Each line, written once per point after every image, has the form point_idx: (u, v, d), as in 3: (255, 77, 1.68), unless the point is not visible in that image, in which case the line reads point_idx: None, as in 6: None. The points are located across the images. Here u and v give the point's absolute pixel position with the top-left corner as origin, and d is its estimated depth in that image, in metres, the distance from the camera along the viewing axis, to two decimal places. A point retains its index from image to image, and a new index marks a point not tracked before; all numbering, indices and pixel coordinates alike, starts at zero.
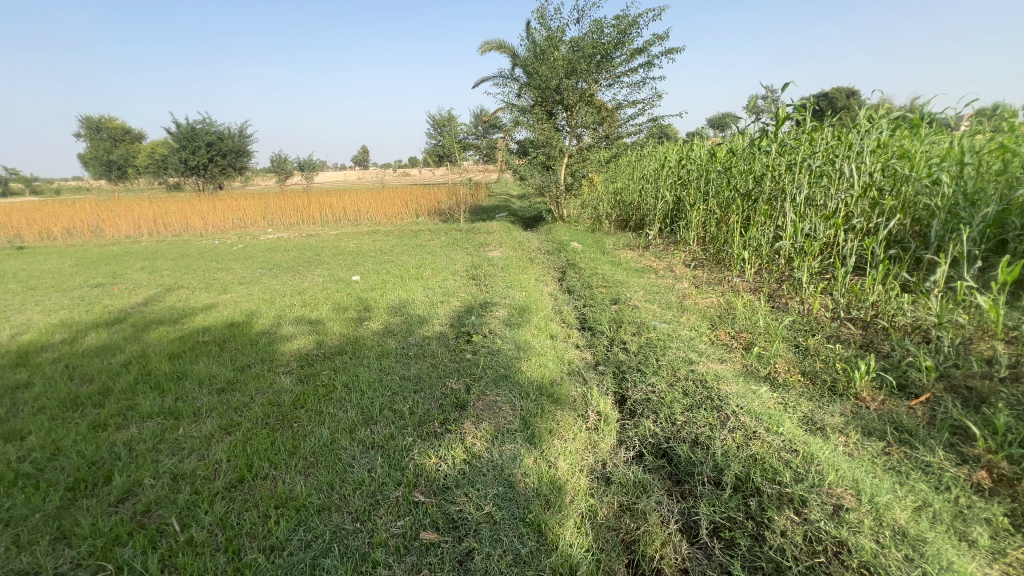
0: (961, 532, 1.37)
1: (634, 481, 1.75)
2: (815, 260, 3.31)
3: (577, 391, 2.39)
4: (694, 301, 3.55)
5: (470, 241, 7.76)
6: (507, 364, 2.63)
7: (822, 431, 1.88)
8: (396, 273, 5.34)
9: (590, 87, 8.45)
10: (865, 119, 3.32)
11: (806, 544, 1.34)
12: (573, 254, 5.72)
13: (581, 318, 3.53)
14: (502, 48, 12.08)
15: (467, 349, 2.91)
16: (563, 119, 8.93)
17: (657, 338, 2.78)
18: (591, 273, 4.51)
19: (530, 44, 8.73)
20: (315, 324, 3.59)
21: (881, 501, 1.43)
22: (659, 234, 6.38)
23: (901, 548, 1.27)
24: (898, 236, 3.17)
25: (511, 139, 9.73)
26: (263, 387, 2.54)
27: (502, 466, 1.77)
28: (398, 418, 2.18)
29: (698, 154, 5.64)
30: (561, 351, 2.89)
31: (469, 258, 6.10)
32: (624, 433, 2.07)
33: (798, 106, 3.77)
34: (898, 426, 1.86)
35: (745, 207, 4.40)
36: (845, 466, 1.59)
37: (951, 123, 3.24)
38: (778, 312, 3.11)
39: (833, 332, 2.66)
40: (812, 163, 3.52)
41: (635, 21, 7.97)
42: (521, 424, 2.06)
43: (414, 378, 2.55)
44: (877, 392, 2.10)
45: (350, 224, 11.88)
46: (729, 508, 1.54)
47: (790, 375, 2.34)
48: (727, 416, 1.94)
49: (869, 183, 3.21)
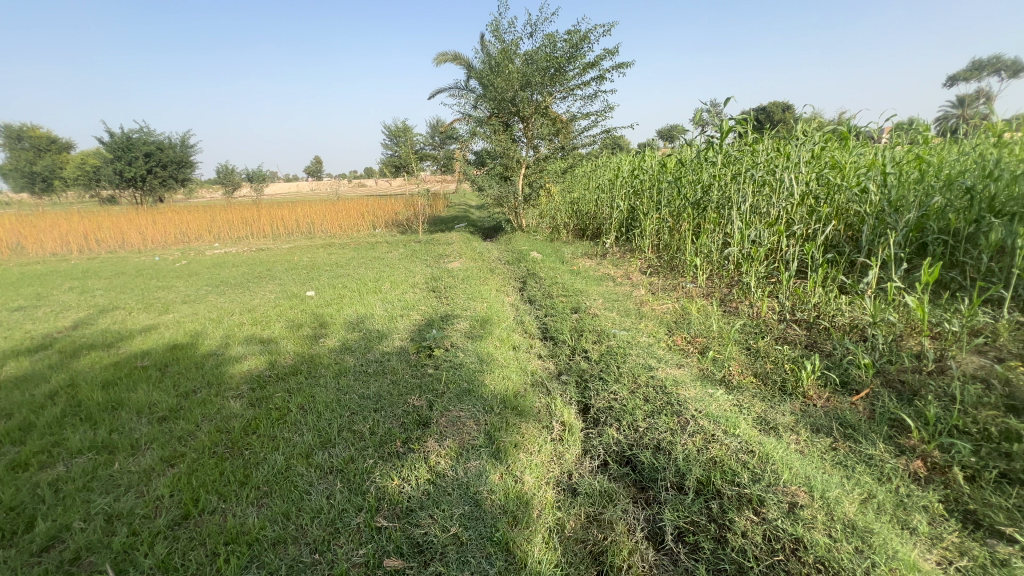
0: (904, 520, 1.46)
1: (599, 491, 1.76)
2: (761, 265, 3.49)
3: (541, 402, 2.39)
4: (651, 307, 3.66)
5: (429, 253, 7.67)
6: (470, 377, 2.60)
7: (775, 430, 1.97)
8: (353, 287, 5.20)
9: (545, 99, 8.60)
10: (800, 132, 3.56)
11: (766, 543, 1.39)
12: (533, 263, 5.77)
13: (542, 327, 3.55)
14: (456, 60, 12.13)
15: (429, 364, 2.86)
16: (519, 130, 9.03)
17: (617, 345, 2.84)
18: (551, 283, 4.56)
19: (485, 56, 8.84)
20: (267, 343, 3.43)
21: (831, 497, 1.50)
22: (616, 242, 6.54)
23: (852, 540, 1.34)
24: (834, 241, 3.39)
25: (469, 150, 9.76)
26: (210, 414, 2.39)
27: (467, 484, 1.74)
28: (358, 439, 2.10)
29: (649, 165, 5.85)
30: (524, 362, 2.89)
31: (428, 270, 6.02)
32: (588, 442, 2.09)
33: (740, 119, 3.99)
34: (843, 422, 1.98)
35: (695, 216, 4.59)
36: (797, 464, 1.67)
37: (874, 135, 3.52)
38: (729, 316, 3.24)
39: (780, 334, 2.80)
40: (755, 173, 3.72)
41: (587, 36, 8.20)
42: (486, 439, 2.04)
43: (374, 396, 2.48)
44: (823, 390, 2.22)
45: (303, 236, 11.49)
46: (692, 512, 1.58)
47: (743, 377, 2.43)
48: (687, 421, 1.99)
49: (806, 191, 3.43)
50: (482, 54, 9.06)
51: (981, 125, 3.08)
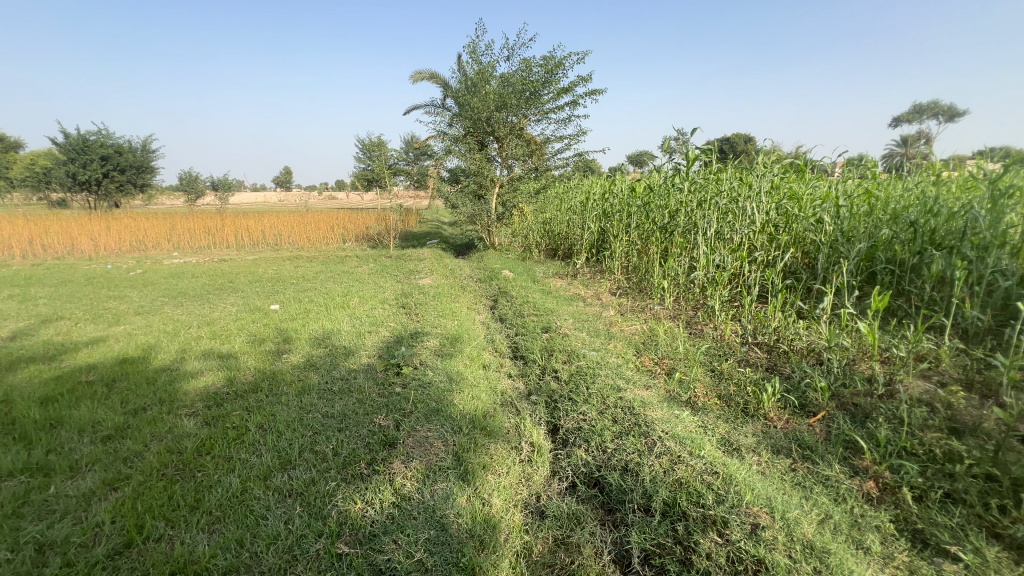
0: (859, 540, 1.51)
1: (567, 514, 1.75)
2: (725, 289, 3.61)
3: (510, 423, 2.37)
4: (620, 328, 3.71)
5: (399, 269, 7.57)
6: (439, 397, 2.56)
7: (738, 451, 2.02)
8: (320, 302, 5.07)
9: (519, 120, 8.75)
10: (761, 164, 3.75)
11: (729, 565, 1.41)
12: (504, 282, 5.78)
13: (513, 346, 3.54)
14: (433, 78, 12.22)
15: (397, 382, 2.80)
16: (494, 150, 9.13)
17: (587, 365, 2.86)
18: (523, 302, 4.58)
19: (462, 77, 8.99)
20: (226, 358, 3.29)
21: (791, 517, 1.54)
22: (586, 264, 6.64)
23: (811, 561, 1.37)
24: (792, 268, 3.56)
25: (443, 167, 9.78)
26: (161, 433, 2.26)
27: (434, 507, 1.70)
28: (320, 461, 2.03)
29: (619, 189, 6.01)
30: (493, 382, 2.86)
31: (398, 286, 5.94)
32: (557, 463, 2.08)
33: (705, 149, 4.18)
34: (801, 443, 2.04)
35: (663, 240, 4.72)
36: (759, 485, 1.70)
37: (828, 168, 3.76)
38: (695, 338, 3.32)
39: (743, 356, 2.88)
40: (719, 201, 3.88)
41: (562, 62, 8.45)
42: (453, 460, 2.00)
43: (338, 416, 2.40)
44: (783, 412, 2.30)
45: (269, 248, 11.17)
46: (659, 534, 1.58)
47: (707, 399, 2.49)
48: (654, 442, 2.01)
49: (767, 220, 3.60)
50: (459, 74, 9.20)
51: (922, 164, 3.32)
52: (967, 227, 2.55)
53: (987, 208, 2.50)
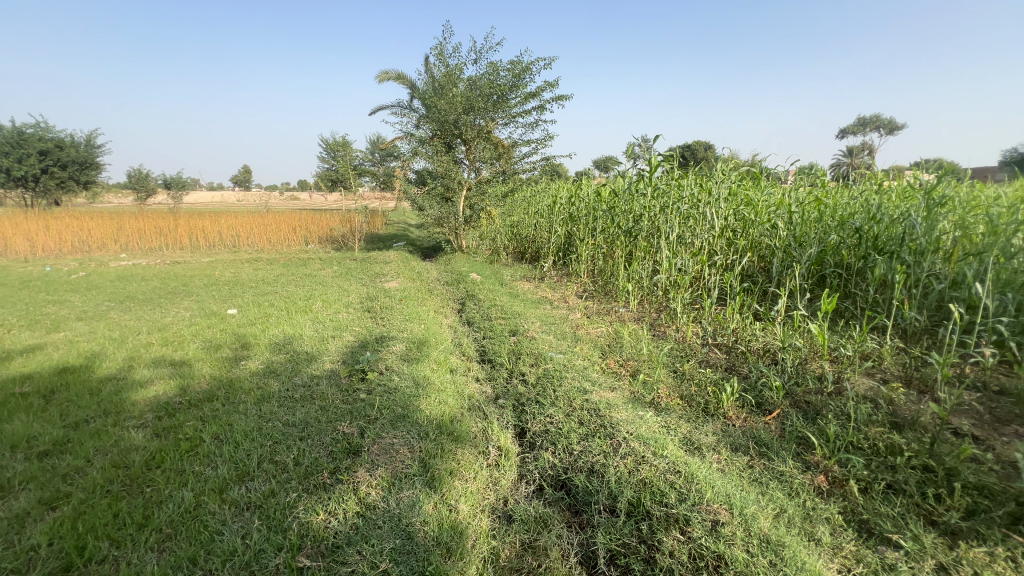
0: (811, 532, 1.59)
1: (534, 517, 1.76)
2: (687, 292, 3.72)
3: (477, 427, 2.36)
4: (586, 330, 3.76)
5: (364, 271, 7.41)
6: (405, 402, 2.52)
7: (699, 450, 2.08)
8: (280, 306, 4.90)
9: (487, 123, 8.76)
10: (720, 171, 3.89)
11: (691, 562, 1.45)
12: (472, 285, 5.76)
13: (480, 350, 3.53)
14: (400, 79, 12.06)
15: (361, 389, 2.73)
16: (461, 152, 9.10)
17: (554, 368, 2.88)
18: (490, 305, 4.57)
19: (429, 78, 8.93)
20: (178, 366, 3.13)
21: (749, 513, 1.60)
22: (553, 267, 6.69)
23: (767, 554, 1.43)
24: (749, 272, 3.71)
25: (410, 169, 9.67)
26: (105, 447, 2.12)
27: (400, 516, 1.67)
28: (280, 472, 1.96)
29: (585, 194, 6.11)
30: (461, 386, 2.84)
31: (364, 289, 5.83)
32: (524, 467, 2.08)
33: (667, 155, 4.30)
34: (758, 441, 2.13)
35: (627, 244, 4.82)
36: (719, 482, 1.76)
37: (781, 176, 3.97)
38: (658, 339, 3.40)
39: (704, 357, 2.97)
40: (681, 206, 4.00)
41: (529, 67, 8.52)
42: (420, 467, 1.97)
43: (300, 424, 2.32)
44: (741, 411, 2.39)
45: (226, 250, 10.72)
46: (624, 534, 1.61)
47: (670, 399, 2.55)
48: (619, 443, 2.05)
49: (725, 225, 3.73)
50: (426, 76, 9.12)
51: (866, 174, 3.53)
52: (905, 234, 2.73)
53: (923, 216, 2.68)
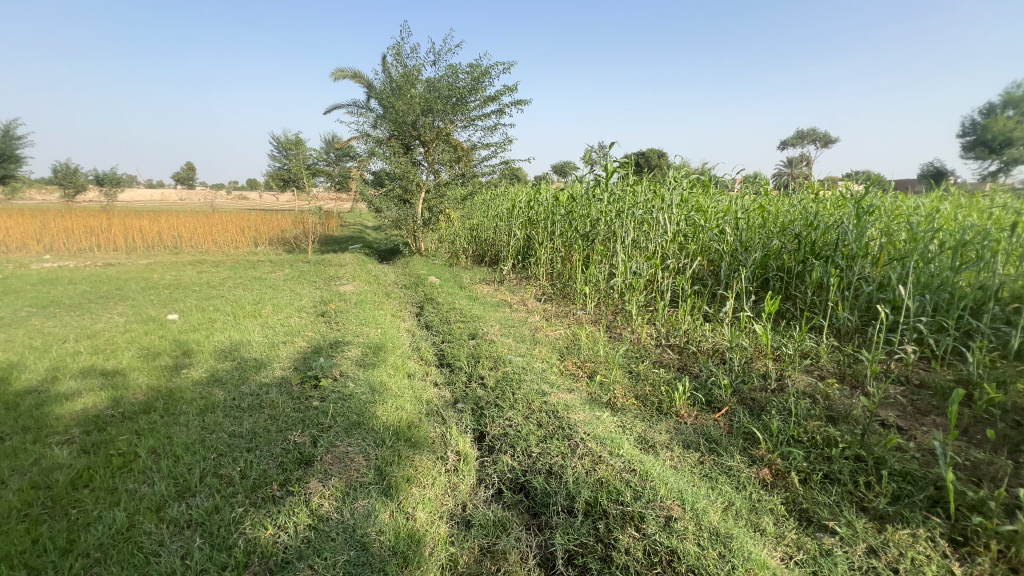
0: (756, 523, 1.67)
1: (493, 521, 1.75)
2: (642, 294, 3.83)
3: (435, 432, 2.32)
4: (545, 333, 3.79)
5: (318, 274, 7.16)
6: (361, 409, 2.45)
7: (653, 448, 2.14)
8: (227, 310, 4.65)
9: (446, 126, 8.70)
10: (672, 178, 4.04)
11: (646, 557, 1.49)
12: (431, 288, 5.69)
13: (438, 354, 3.49)
14: (356, 77, 11.77)
15: (314, 396, 2.63)
16: (420, 154, 8.98)
17: (513, 371, 2.89)
18: (449, 308, 4.53)
19: (386, 78, 8.78)
20: (110, 376, 2.90)
21: (700, 507, 1.66)
22: (512, 270, 6.71)
23: (716, 546, 1.49)
24: (699, 275, 3.86)
25: (366, 170, 9.44)
26: (23, 467, 1.94)
27: (354, 526, 1.62)
28: (225, 486, 1.85)
29: (544, 198, 6.17)
30: (419, 391, 2.79)
31: (318, 293, 5.63)
32: (483, 471, 2.07)
33: (623, 162, 4.42)
34: (708, 437, 2.21)
35: (584, 248, 4.91)
36: (672, 479, 1.82)
37: (728, 184, 4.18)
38: (615, 341, 3.48)
39: (657, 357, 3.07)
40: (635, 211, 4.12)
41: (488, 71, 8.54)
42: (376, 475, 1.92)
43: (247, 435, 2.21)
44: (692, 409, 2.48)
45: (167, 251, 10.08)
46: (581, 534, 1.63)
47: (626, 399, 2.62)
48: (577, 443, 2.08)
49: (677, 230, 3.88)
50: (384, 75, 8.96)
51: (804, 183, 3.77)
52: (839, 240, 2.94)
53: (854, 224, 2.89)
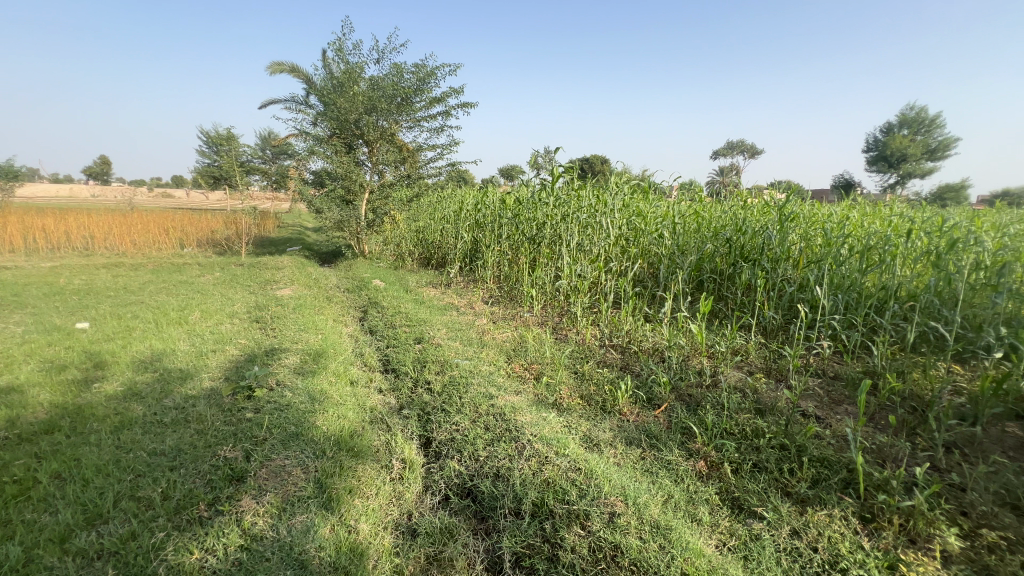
0: (693, 513, 1.75)
1: (440, 528, 1.72)
2: (586, 296, 3.92)
3: (380, 440, 2.26)
4: (492, 336, 3.79)
5: (252, 278, 6.76)
6: (299, 419, 2.33)
7: (598, 446, 2.19)
8: (147, 317, 4.27)
9: (390, 125, 8.52)
10: (615, 184, 4.19)
11: (591, 554, 1.52)
12: (375, 292, 5.53)
13: (383, 359, 3.39)
14: (294, 72, 11.26)
15: (247, 407, 2.47)
16: (363, 154, 8.73)
17: (459, 375, 2.87)
18: (394, 312, 4.42)
19: (328, 74, 8.47)
20: (4, 393, 2.58)
21: (641, 502, 1.72)
22: (459, 273, 6.66)
23: (657, 539, 1.55)
24: (640, 277, 4.02)
25: (306, 168, 9.04)
26: None
27: (291, 544, 1.54)
28: (143, 509, 1.70)
29: (491, 201, 6.19)
30: (362, 398, 2.70)
31: (252, 298, 5.31)
32: (430, 477, 2.03)
33: (567, 167, 4.52)
34: (649, 433, 2.30)
35: (531, 251, 4.97)
36: (615, 476, 1.88)
37: (666, 190, 4.39)
38: (560, 342, 3.54)
39: (602, 357, 3.15)
40: (580, 215, 4.22)
41: (434, 72, 8.46)
42: (315, 488, 1.84)
43: (170, 452, 2.04)
44: (634, 406, 2.56)
45: (75, 253, 9.11)
46: (528, 535, 1.64)
47: (572, 399, 2.67)
48: (523, 445, 2.10)
49: (619, 234, 4.02)
50: (324, 71, 8.64)
51: (734, 191, 4.03)
52: (764, 244, 3.17)
53: (777, 229, 3.13)
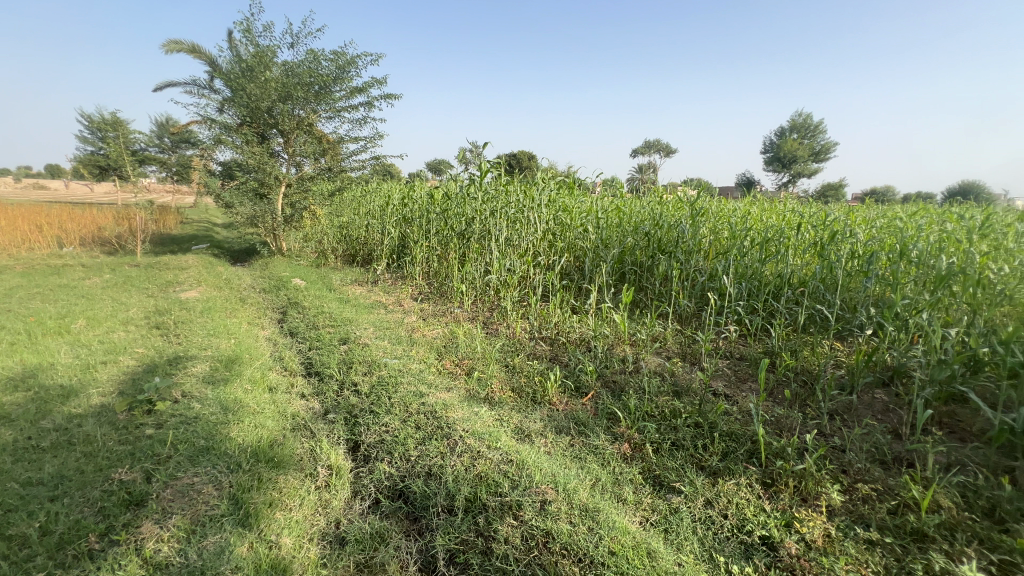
0: (619, 493, 1.85)
1: (370, 534, 1.66)
2: (516, 290, 3.97)
3: (303, 447, 2.14)
4: (422, 333, 3.73)
5: (150, 280, 6.09)
6: (209, 432, 2.15)
7: (529, 437, 2.24)
8: (17, 327, 3.70)
9: (308, 115, 8.02)
10: (541, 180, 4.27)
11: (523, 543, 1.55)
12: (295, 291, 5.20)
13: (306, 362, 3.21)
14: (195, 52, 10.23)
15: (147, 423, 2.23)
16: (278, 144, 8.15)
17: (389, 374, 2.79)
18: (317, 312, 4.20)
19: (234, 57, 7.79)
20: None
21: (571, 487, 1.79)
22: (387, 270, 6.45)
23: (586, 521, 1.61)
24: (567, 271, 4.14)
25: (211, 159, 8.28)
26: None
27: (202, 569, 1.42)
28: (16, 549, 1.48)
29: (418, 196, 6.05)
30: (283, 405, 2.54)
31: (151, 302, 4.79)
32: (358, 482, 1.95)
33: (495, 162, 4.53)
34: (577, 421, 2.39)
35: (460, 246, 4.93)
36: (545, 464, 1.93)
37: (590, 186, 4.55)
38: (491, 337, 3.56)
39: (532, 350, 3.21)
40: (508, 210, 4.25)
41: (354, 60, 8.07)
42: (230, 505, 1.71)
43: (50, 480, 1.79)
44: (563, 396, 2.65)
45: None
46: (462, 531, 1.64)
47: (503, 393, 2.70)
48: (455, 441, 2.09)
49: (547, 229, 4.11)
50: (230, 53, 7.94)
51: (652, 187, 4.27)
52: (679, 238, 3.40)
53: (690, 224, 3.37)
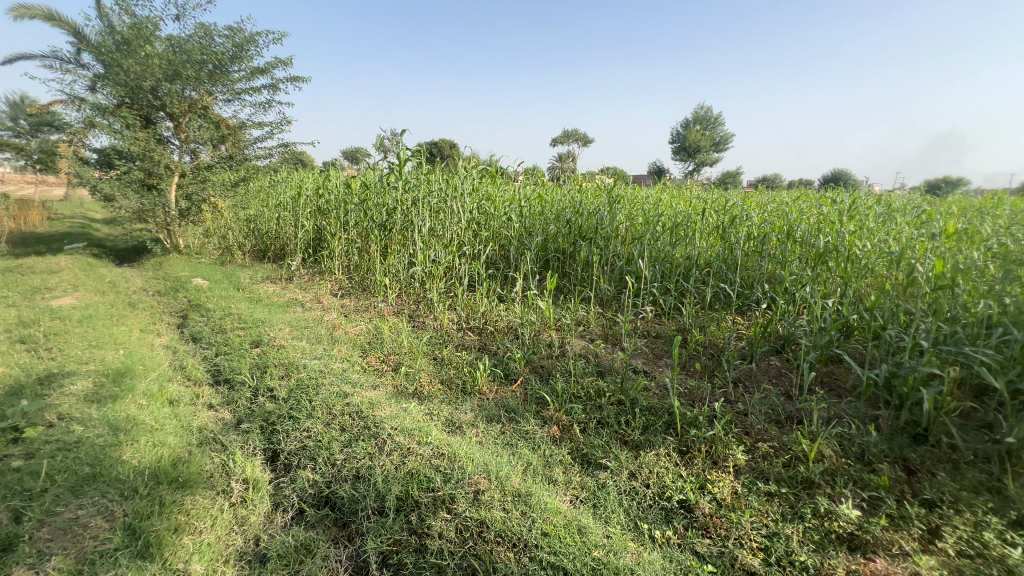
0: (550, 475, 1.91)
1: (295, 546, 1.57)
2: (442, 281, 3.91)
3: (213, 463, 1.96)
4: (344, 330, 3.55)
5: (10, 286, 5.21)
6: (97, 458, 1.90)
7: (460, 428, 2.23)
8: None
9: (201, 97, 7.24)
10: (463, 169, 4.22)
11: (458, 535, 1.55)
12: (195, 292, 4.72)
13: (212, 369, 2.93)
14: (53, 19, 8.79)
15: (13, 455, 1.91)
16: (167, 129, 7.29)
17: (309, 376, 2.63)
18: (223, 314, 3.84)
19: (105, 27, 6.80)
20: None
21: (503, 474, 1.81)
22: (303, 265, 6.06)
23: (518, 506, 1.65)
24: (493, 260, 4.15)
25: (82, 144, 7.22)
26: None
27: None
28: None
29: (334, 186, 5.73)
30: (187, 419, 2.30)
31: (11, 312, 4.10)
32: (280, 493, 1.84)
33: (415, 150, 4.39)
34: (507, 408, 2.41)
35: (381, 238, 4.75)
36: (477, 454, 1.94)
37: (512, 175, 4.57)
38: (418, 330, 3.49)
39: (460, 340, 3.19)
40: (430, 200, 4.16)
41: (253, 37, 7.39)
42: (126, 537, 1.52)
43: None
44: (492, 384, 2.66)
45: None
46: (394, 531, 1.60)
47: (431, 386, 2.66)
48: (384, 440, 2.03)
49: (471, 218, 4.08)
50: (100, 23, 6.93)
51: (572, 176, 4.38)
52: (598, 225, 3.54)
53: (607, 211, 3.52)
